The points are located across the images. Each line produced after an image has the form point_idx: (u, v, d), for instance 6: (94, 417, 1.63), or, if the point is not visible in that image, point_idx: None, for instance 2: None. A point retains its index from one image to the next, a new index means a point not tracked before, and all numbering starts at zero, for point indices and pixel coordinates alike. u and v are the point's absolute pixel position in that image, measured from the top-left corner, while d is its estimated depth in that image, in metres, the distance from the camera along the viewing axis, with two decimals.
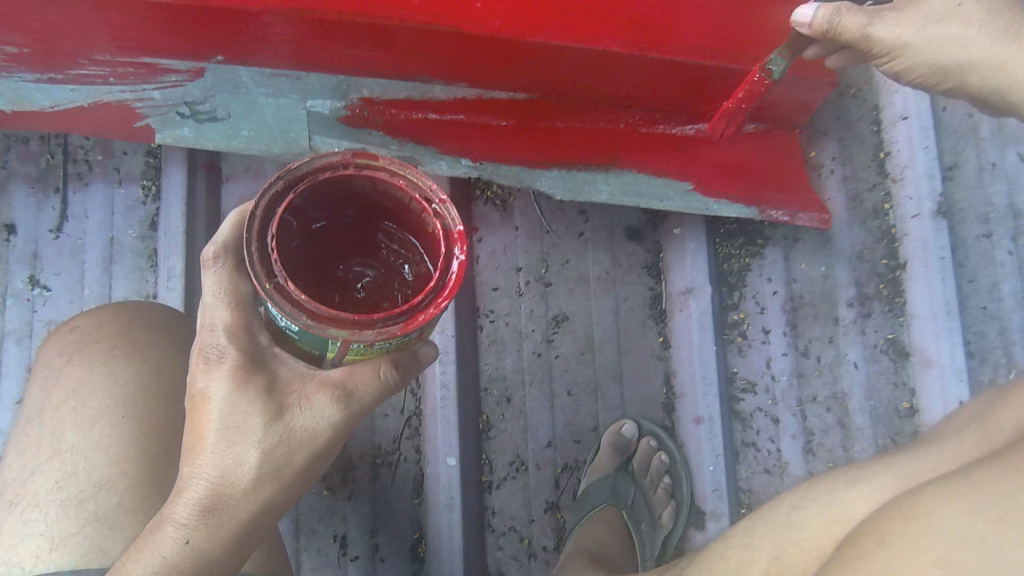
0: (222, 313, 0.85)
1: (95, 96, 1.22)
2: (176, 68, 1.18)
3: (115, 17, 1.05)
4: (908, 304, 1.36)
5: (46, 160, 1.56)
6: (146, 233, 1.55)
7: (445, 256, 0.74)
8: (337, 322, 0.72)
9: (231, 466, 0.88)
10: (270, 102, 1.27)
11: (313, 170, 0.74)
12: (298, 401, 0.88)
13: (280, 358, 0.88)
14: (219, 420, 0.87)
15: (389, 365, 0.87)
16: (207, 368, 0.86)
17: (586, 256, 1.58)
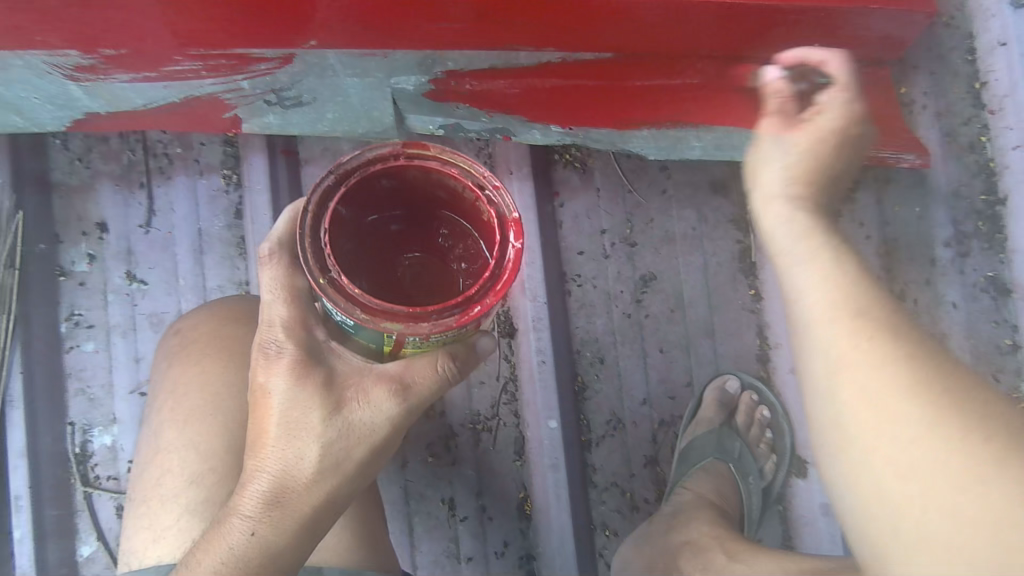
0: (280, 308, 0.91)
1: (188, 94, 1.20)
2: (267, 56, 1.17)
3: (204, 7, 1.04)
4: (1010, 238, 1.45)
5: (128, 156, 1.57)
6: (233, 221, 1.56)
7: (501, 242, 0.74)
8: (392, 316, 0.72)
9: (292, 459, 0.93)
10: (355, 83, 1.24)
11: (364, 162, 0.75)
12: (355, 396, 0.92)
13: (336, 352, 0.92)
14: (279, 414, 0.93)
15: (446, 357, 0.90)
16: (268, 363, 0.92)
17: (670, 214, 1.56)
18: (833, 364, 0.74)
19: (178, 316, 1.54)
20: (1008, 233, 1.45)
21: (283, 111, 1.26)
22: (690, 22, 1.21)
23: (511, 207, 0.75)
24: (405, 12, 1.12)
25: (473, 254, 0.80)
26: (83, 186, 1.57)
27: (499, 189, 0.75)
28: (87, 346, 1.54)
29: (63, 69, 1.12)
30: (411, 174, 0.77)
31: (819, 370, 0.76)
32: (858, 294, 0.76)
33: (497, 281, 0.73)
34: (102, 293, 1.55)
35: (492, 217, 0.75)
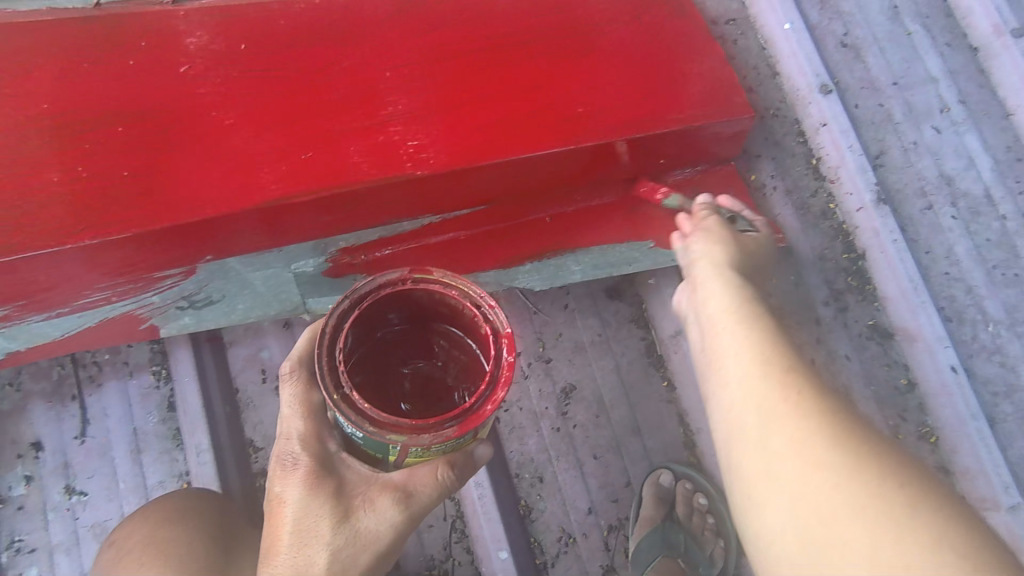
0: (297, 421, 0.99)
1: (104, 315, 1.31)
2: (171, 274, 1.26)
3: (100, 254, 1.13)
4: (878, 288, 1.64)
5: (58, 371, 1.63)
6: (166, 414, 1.61)
7: (495, 353, 0.89)
8: (397, 427, 0.85)
9: (302, 567, 0.97)
10: (256, 277, 1.37)
11: (376, 289, 0.91)
12: (363, 504, 0.97)
13: (345, 463, 0.98)
14: (294, 523, 0.97)
15: (446, 468, 0.95)
16: (283, 475, 0.97)
17: (576, 325, 1.68)
18: (742, 371, 0.94)
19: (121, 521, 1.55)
20: (876, 284, 1.63)
21: (197, 312, 1.39)
22: (545, 168, 1.36)
23: (505, 324, 0.90)
24: (289, 217, 1.22)
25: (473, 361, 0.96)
26: (16, 408, 1.61)
27: (493, 307, 0.91)
28: (31, 571, 1.53)
29: None
30: (418, 296, 0.93)
31: (722, 389, 0.96)
32: (777, 366, 0.92)
33: (491, 391, 0.88)
34: (42, 513, 1.56)
35: (487, 331, 0.91)
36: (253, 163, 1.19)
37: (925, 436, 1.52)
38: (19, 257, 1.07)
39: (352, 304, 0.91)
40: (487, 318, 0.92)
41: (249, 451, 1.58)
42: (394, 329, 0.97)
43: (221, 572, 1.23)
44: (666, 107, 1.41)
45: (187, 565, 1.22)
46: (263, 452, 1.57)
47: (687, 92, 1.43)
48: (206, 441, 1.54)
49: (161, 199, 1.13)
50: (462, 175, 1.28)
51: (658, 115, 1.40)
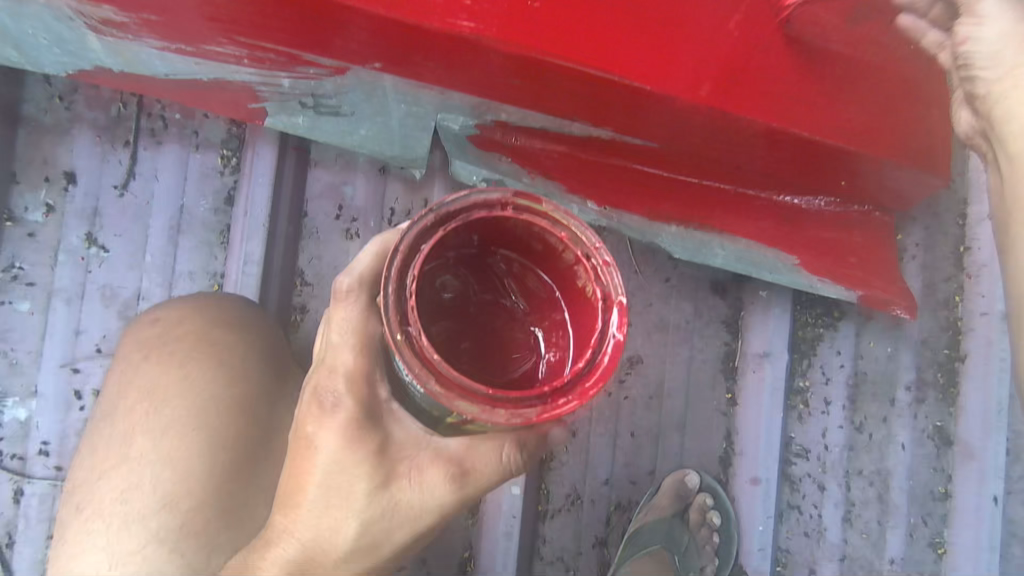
0: (347, 355, 0.81)
1: (219, 76, 1.11)
2: (322, 64, 1.06)
3: (267, 4, 0.93)
4: (962, 395, 1.43)
5: (118, 109, 1.42)
6: (220, 206, 1.43)
7: (603, 325, 0.69)
8: (468, 396, 0.66)
9: (327, 531, 0.85)
10: (400, 109, 1.18)
11: (468, 207, 0.70)
12: (409, 472, 0.83)
13: (394, 417, 0.83)
14: (321, 479, 0.83)
15: (515, 448, 0.83)
16: (318, 415, 0.81)
17: (669, 302, 1.57)
18: None
19: (136, 295, 1.39)
20: (960, 390, 1.43)
21: (315, 117, 1.20)
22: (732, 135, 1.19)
23: (618, 288, 0.70)
24: (467, 61, 1.04)
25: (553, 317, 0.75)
26: (57, 127, 1.41)
27: (608, 266, 0.70)
28: (20, 306, 1.36)
29: (87, 19, 0.97)
30: (511, 226, 0.72)
31: None
32: None
33: (585, 373, 0.68)
34: (52, 250, 1.38)
35: (595, 294, 0.70)
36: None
37: (934, 546, 1.43)
38: None
39: (437, 222, 0.70)
40: (597, 276, 0.71)
41: (295, 282, 1.43)
42: (461, 250, 0.74)
43: (270, 403, 1.04)
44: (898, 134, 1.26)
45: (242, 383, 1.03)
46: (309, 290, 1.43)
47: (917, 122, 1.27)
48: (258, 254, 1.37)
49: None
50: (678, 106, 1.11)
51: (889, 140, 1.24)
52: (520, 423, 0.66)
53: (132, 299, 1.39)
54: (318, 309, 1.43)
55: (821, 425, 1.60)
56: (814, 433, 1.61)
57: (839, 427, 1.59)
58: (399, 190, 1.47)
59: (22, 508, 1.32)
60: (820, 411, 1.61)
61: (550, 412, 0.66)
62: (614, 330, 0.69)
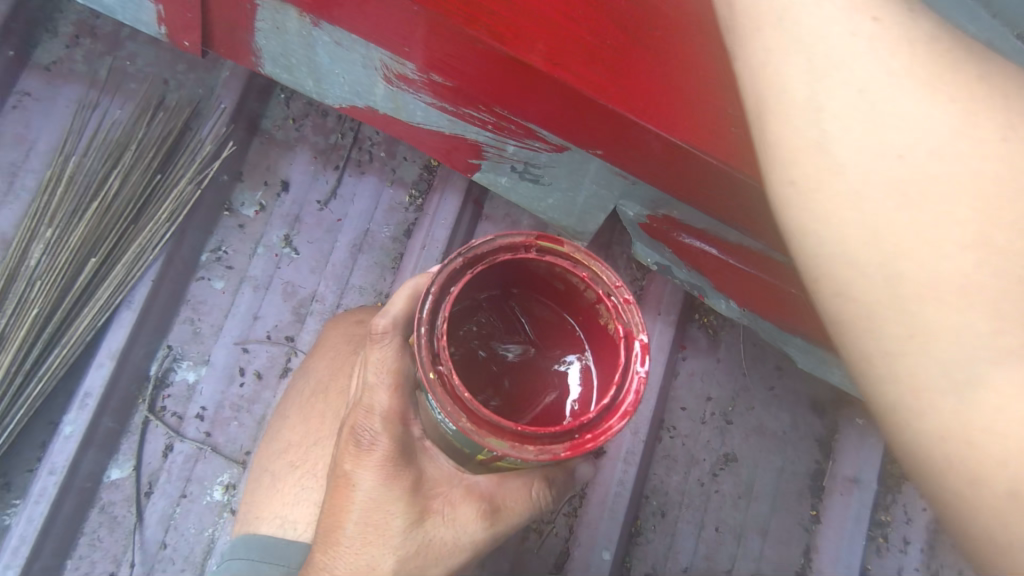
0: (383, 396, 0.90)
1: (462, 133, 1.34)
2: (548, 139, 1.25)
3: (528, 89, 1.11)
4: None
5: (336, 137, 1.68)
6: (399, 236, 1.64)
7: (627, 361, 0.74)
8: (498, 432, 0.70)
9: (363, 567, 0.90)
10: (593, 189, 1.38)
11: (495, 249, 0.77)
12: (441, 507, 0.92)
13: (427, 454, 0.92)
14: (358, 515, 0.90)
15: (541, 484, 0.95)
16: (357, 454, 0.90)
17: (770, 410, 1.68)
18: None
19: (311, 296, 1.58)
20: None
21: (518, 181, 1.44)
22: None
23: (639, 324, 0.76)
24: (666, 162, 1.15)
25: (580, 357, 0.81)
26: (285, 143, 1.67)
27: (626, 303, 0.77)
28: (217, 284, 1.58)
29: (386, 71, 1.21)
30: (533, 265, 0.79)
31: None
32: None
33: (612, 406, 0.73)
34: (254, 243, 1.61)
35: (617, 331, 0.76)
36: (638, 75, 1.04)
37: None
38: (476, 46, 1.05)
39: (465, 265, 0.77)
40: (619, 314, 0.77)
41: None
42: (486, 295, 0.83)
43: None
44: None
45: None
46: None
47: None
48: None
49: (606, 71, 1.04)
50: None
51: None
52: (548, 459, 0.70)
53: (307, 299, 1.58)
54: None
55: (898, 562, 1.63)
56: (891, 569, 1.62)
57: (915, 569, 1.63)
58: None
59: (168, 463, 1.47)
60: (898, 549, 1.63)
61: (577, 449, 0.70)
62: (637, 368, 0.74)
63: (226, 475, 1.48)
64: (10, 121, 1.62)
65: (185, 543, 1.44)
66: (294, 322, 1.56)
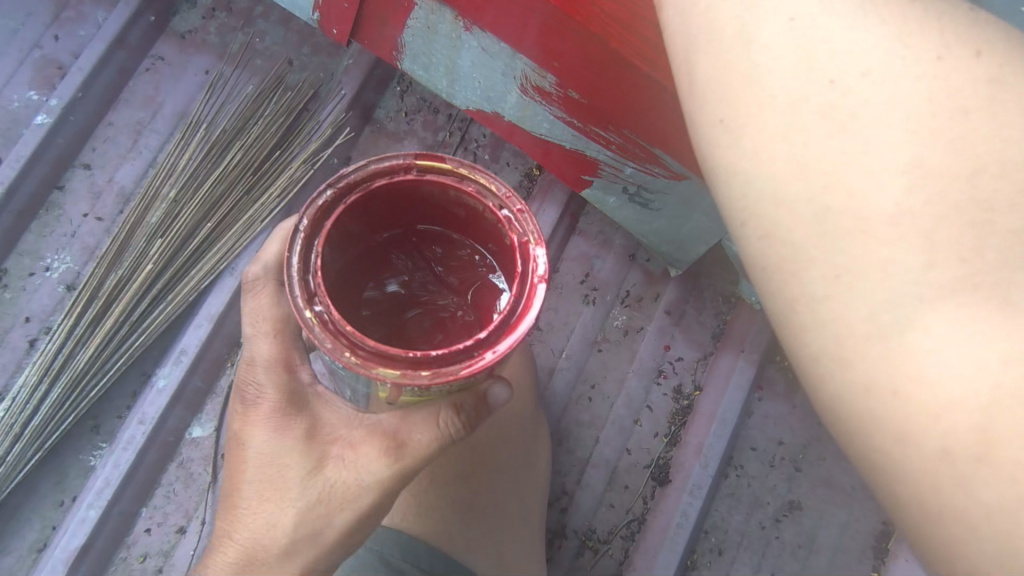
0: (264, 345, 0.93)
1: (583, 148, 1.36)
2: (669, 167, 1.26)
3: (663, 116, 1.11)
4: None
5: (444, 135, 1.71)
6: None
7: (522, 269, 0.72)
8: (388, 364, 0.67)
9: (267, 524, 0.90)
10: (702, 220, 1.38)
11: (368, 173, 0.74)
12: (339, 453, 0.89)
13: (319, 400, 0.93)
14: (255, 469, 0.91)
15: (450, 415, 0.83)
16: (244, 412, 0.93)
17: (840, 463, 1.65)
18: None
19: None
20: None
21: (626, 202, 1.46)
22: None
23: (534, 233, 0.73)
24: None
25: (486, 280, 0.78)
26: (395, 134, 1.71)
27: (521, 213, 0.74)
28: None
29: (524, 80, 1.24)
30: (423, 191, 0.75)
31: None
32: None
33: (510, 323, 0.70)
34: None
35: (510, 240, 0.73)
36: None
37: None
38: (622, 70, 1.05)
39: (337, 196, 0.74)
40: (512, 224, 0.74)
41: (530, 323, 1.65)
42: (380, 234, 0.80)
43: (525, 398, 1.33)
44: None
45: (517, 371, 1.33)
46: (539, 333, 1.65)
47: None
48: None
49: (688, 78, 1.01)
50: None
51: None
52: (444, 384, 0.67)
53: None
54: (540, 352, 1.64)
55: None
56: None
57: None
58: (638, 278, 1.70)
59: None
60: None
61: (469, 372, 0.68)
62: (536, 273, 0.73)
63: None
64: (141, 83, 1.70)
65: None
66: None
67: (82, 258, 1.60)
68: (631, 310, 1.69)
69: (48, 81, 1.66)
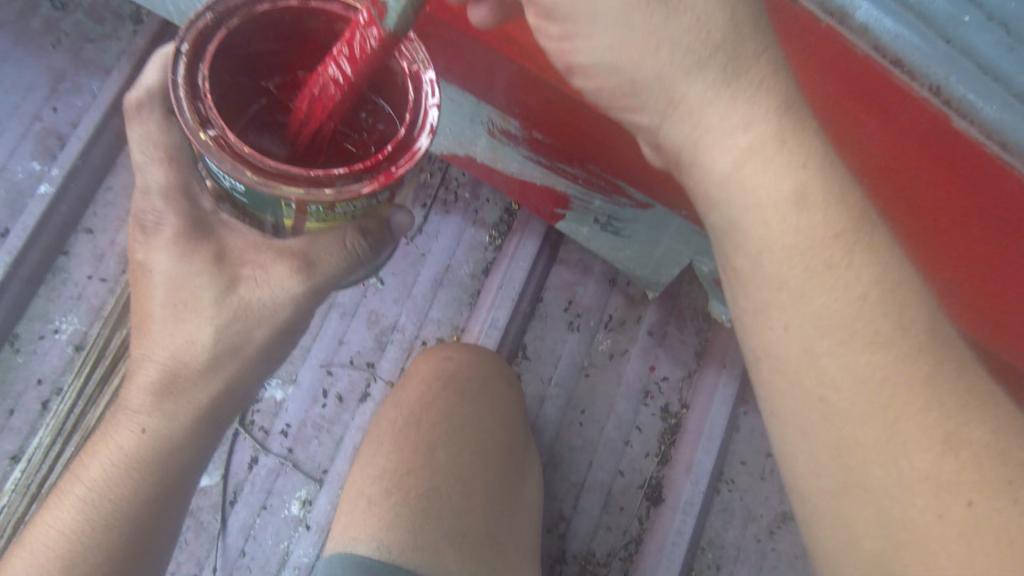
0: (156, 171, 0.88)
1: (552, 184, 1.44)
2: (633, 198, 1.36)
3: (619, 155, 1.20)
4: None
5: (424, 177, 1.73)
6: (477, 273, 1.73)
7: (416, 98, 0.78)
8: (292, 180, 0.73)
9: (182, 346, 0.92)
10: (670, 245, 1.46)
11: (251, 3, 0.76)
12: (252, 271, 0.92)
13: (226, 228, 0.92)
14: (164, 292, 0.91)
15: (355, 234, 0.90)
16: (144, 238, 0.91)
17: None
18: None
19: (393, 325, 1.68)
20: None
21: (598, 231, 1.53)
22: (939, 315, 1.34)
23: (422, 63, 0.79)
24: None
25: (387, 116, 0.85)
26: None
27: (409, 42, 0.79)
28: None
29: (491, 126, 1.32)
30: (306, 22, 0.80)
31: None
32: None
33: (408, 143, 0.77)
34: None
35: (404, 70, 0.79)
36: None
37: None
38: (576, 114, 1.13)
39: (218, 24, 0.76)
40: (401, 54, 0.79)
41: (517, 354, 1.70)
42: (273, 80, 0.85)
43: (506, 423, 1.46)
44: None
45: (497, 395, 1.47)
46: (527, 362, 1.70)
47: None
48: (502, 321, 1.67)
49: None
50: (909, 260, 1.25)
51: None
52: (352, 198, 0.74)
53: (389, 327, 1.68)
54: (529, 381, 1.70)
55: None
56: None
57: None
58: (621, 302, 1.75)
59: (251, 474, 1.59)
60: None
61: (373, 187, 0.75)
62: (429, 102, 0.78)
63: (303, 490, 1.59)
64: None
65: (262, 552, 1.56)
66: (376, 348, 1.66)
67: (88, 318, 1.70)
68: (615, 334, 1.74)
69: (50, 150, 1.76)
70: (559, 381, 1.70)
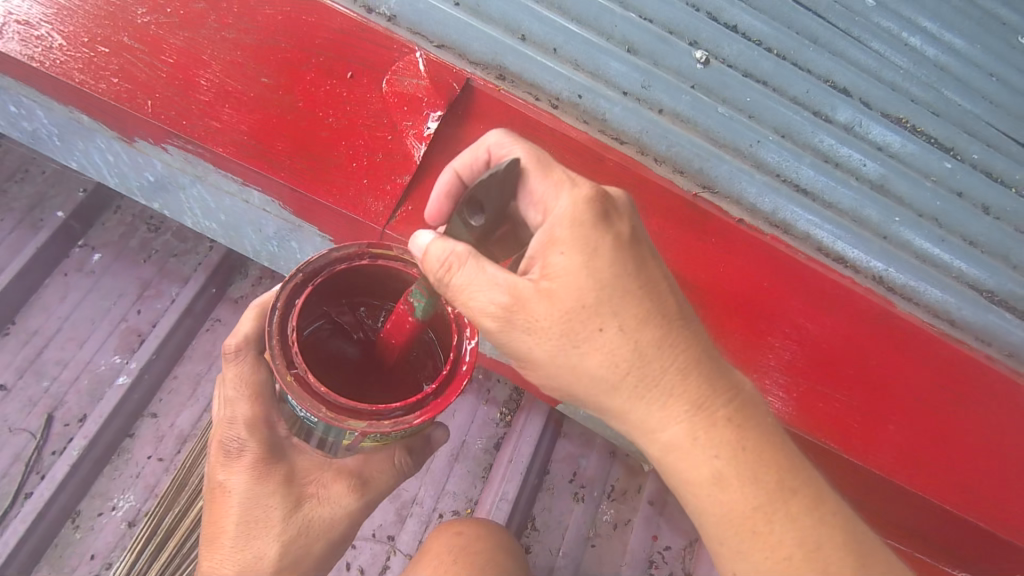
0: (244, 406, 1.19)
1: None
2: None
3: None
4: None
5: None
6: (490, 447, 1.92)
7: (460, 344, 1.11)
8: (356, 414, 1.00)
9: (254, 557, 1.18)
10: None
11: (331, 263, 1.12)
12: (316, 491, 1.22)
13: (297, 450, 1.22)
14: (242, 514, 1.17)
15: (400, 452, 1.32)
16: (227, 463, 1.17)
17: None
18: None
19: (413, 499, 1.84)
20: None
21: None
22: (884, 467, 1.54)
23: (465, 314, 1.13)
24: None
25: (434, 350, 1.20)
26: None
27: None
28: None
29: None
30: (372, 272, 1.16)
31: None
32: None
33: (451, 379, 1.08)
34: None
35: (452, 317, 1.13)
36: None
37: None
38: None
39: (304, 281, 1.10)
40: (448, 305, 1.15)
41: (527, 525, 1.83)
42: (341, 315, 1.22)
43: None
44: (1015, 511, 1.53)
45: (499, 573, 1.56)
46: (535, 533, 1.83)
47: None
48: (511, 494, 1.81)
49: None
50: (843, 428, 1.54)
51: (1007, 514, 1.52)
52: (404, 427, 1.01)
53: (409, 501, 1.84)
54: (538, 552, 1.81)
55: None
56: None
57: None
58: (621, 472, 1.92)
59: None
60: None
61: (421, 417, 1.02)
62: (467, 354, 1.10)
63: None
64: (202, 341, 2.12)
65: None
66: (396, 521, 1.82)
67: (143, 495, 1.92)
68: (617, 503, 1.88)
69: (129, 346, 2.06)
70: (566, 551, 1.82)
